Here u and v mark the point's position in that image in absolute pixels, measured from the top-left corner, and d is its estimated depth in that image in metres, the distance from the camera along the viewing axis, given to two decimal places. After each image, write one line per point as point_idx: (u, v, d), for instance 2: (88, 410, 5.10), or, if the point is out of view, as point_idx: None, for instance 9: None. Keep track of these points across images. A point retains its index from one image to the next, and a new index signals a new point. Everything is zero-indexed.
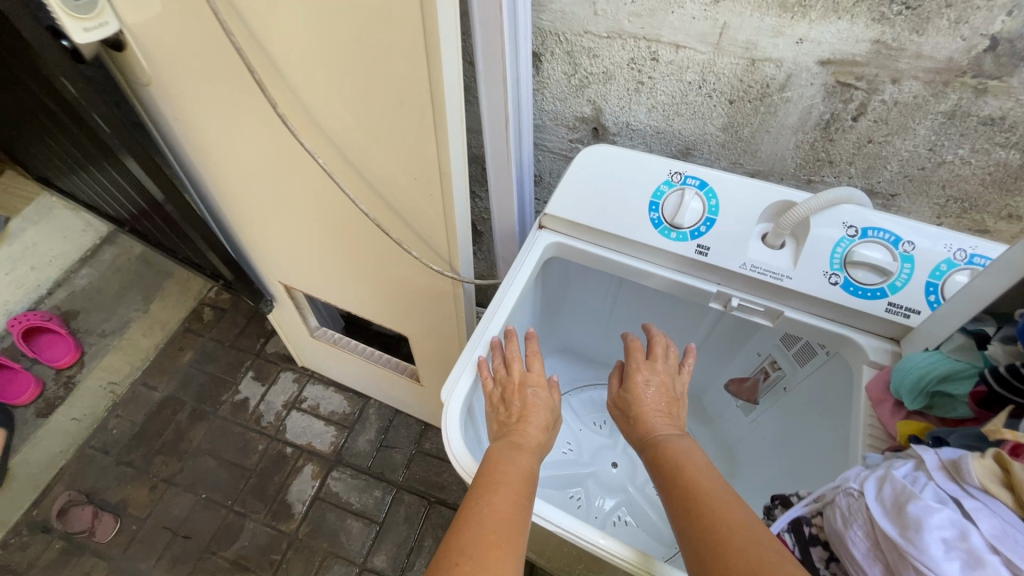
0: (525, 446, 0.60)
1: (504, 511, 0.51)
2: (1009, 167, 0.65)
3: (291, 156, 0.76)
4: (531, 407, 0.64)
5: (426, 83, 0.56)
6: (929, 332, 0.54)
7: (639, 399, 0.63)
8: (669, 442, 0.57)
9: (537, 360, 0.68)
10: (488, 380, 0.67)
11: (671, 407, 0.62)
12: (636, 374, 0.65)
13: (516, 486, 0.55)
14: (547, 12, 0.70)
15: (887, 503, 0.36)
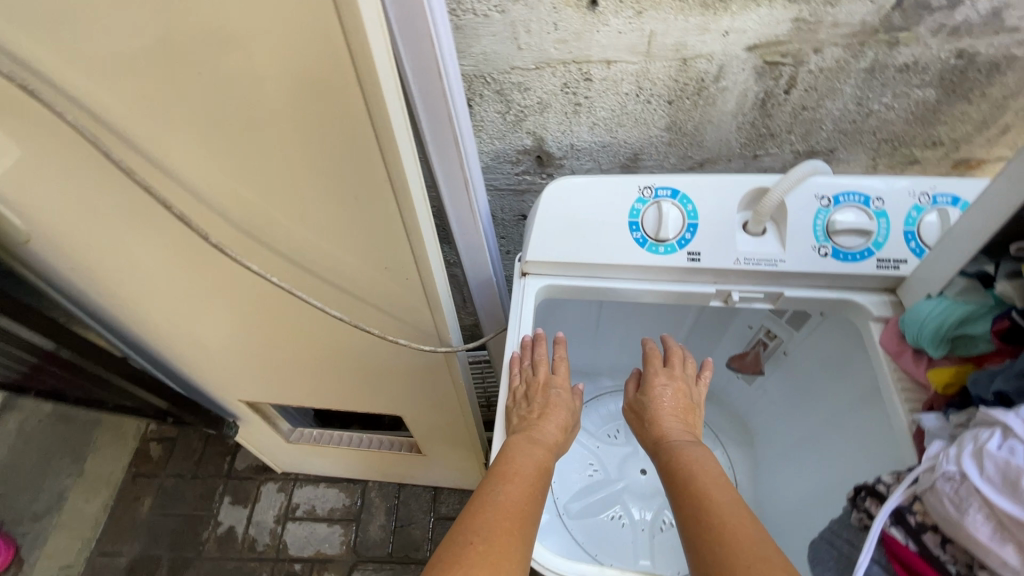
0: (544, 444, 0.61)
1: (519, 501, 0.54)
2: (928, 103, 0.69)
3: (230, 278, 0.67)
4: (554, 407, 0.64)
5: (382, 172, 0.50)
6: (925, 278, 0.57)
7: (656, 403, 0.65)
8: (682, 449, 0.59)
9: (563, 364, 0.68)
10: (514, 377, 0.66)
11: (688, 416, 0.64)
12: (654, 380, 0.67)
13: (530, 479, 0.57)
14: (467, 57, 0.66)
15: (1000, 480, 0.37)
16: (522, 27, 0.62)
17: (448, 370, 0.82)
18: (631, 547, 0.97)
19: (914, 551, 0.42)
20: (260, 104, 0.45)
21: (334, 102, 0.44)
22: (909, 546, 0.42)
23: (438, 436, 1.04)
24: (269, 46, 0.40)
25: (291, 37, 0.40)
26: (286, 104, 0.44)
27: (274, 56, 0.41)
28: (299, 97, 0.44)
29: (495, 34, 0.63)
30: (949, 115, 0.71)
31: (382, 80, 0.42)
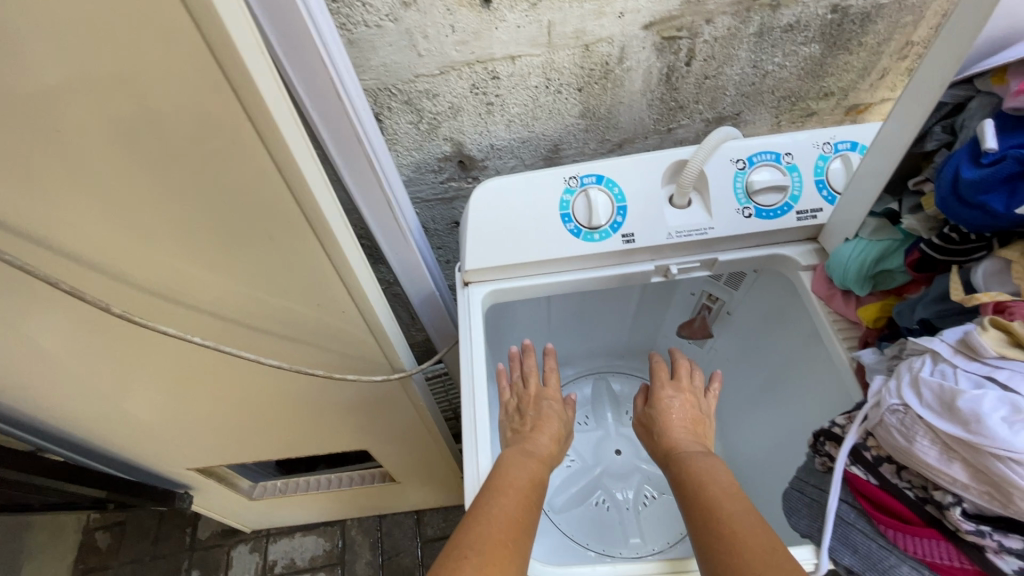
0: (538, 453, 0.64)
1: (514, 512, 0.53)
2: (815, 58, 0.73)
3: (146, 344, 0.61)
4: (545, 417, 0.69)
5: (294, 207, 0.47)
6: (841, 223, 0.60)
7: (665, 415, 0.66)
8: (695, 458, 0.59)
9: (553, 376, 0.74)
10: (505, 390, 0.75)
11: (698, 427, 0.65)
12: (662, 393, 0.68)
13: (524, 489, 0.56)
14: (368, 71, 0.63)
15: (937, 405, 0.39)
16: (418, 33, 0.60)
17: (406, 394, 0.79)
18: (620, 528, 0.99)
19: (876, 485, 0.44)
20: (140, 154, 0.40)
21: (224, 140, 0.40)
22: (870, 480, 0.44)
23: (410, 461, 1.01)
24: (136, 90, 0.36)
25: (160, 76, 0.36)
26: (170, 151, 0.40)
27: (144, 100, 0.37)
28: (184, 141, 0.40)
29: (392, 44, 0.61)
30: (835, 67, 0.75)
31: (274, 110, 0.39)
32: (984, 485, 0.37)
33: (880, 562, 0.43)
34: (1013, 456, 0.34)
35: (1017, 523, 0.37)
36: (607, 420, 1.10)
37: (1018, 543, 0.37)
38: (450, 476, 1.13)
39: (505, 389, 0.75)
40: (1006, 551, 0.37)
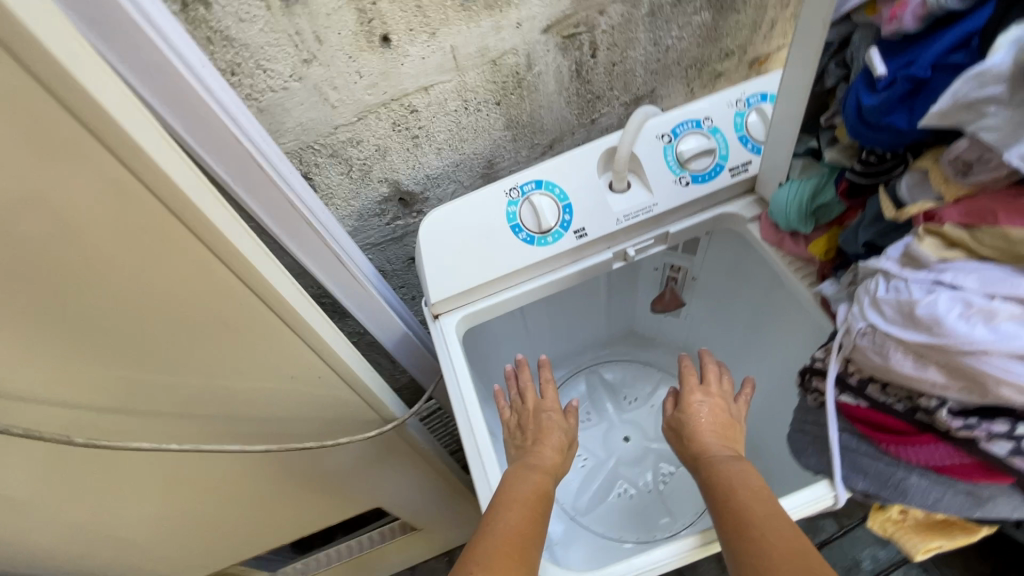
0: (542, 465, 0.64)
1: (520, 524, 0.52)
2: (708, 24, 0.77)
3: (121, 465, 0.57)
4: (545, 430, 0.69)
5: (241, 286, 0.45)
6: (772, 171, 0.63)
7: (694, 418, 0.65)
8: (726, 463, 0.57)
9: (551, 388, 0.74)
10: (502, 409, 0.74)
11: (727, 433, 0.63)
12: (691, 397, 0.67)
13: (529, 503, 0.55)
14: (285, 134, 0.63)
15: (899, 317, 0.41)
16: (327, 86, 0.60)
17: (405, 440, 0.77)
18: (645, 513, 0.99)
19: (867, 408, 0.46)
20: (64, 276, 0.38)
21: (152, 239, 0.39)
22: (860, 404, 0.46)
23: (427, 505, 0.99)
24: (44, 212, 0.35)
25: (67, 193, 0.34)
26: (97, 264, 0.38)
27: (53, 220, 0.35)
28: (107, 249, 0.38)
29: (303, 102, 0.61)
30: (728, 27, 0.79)
31: (195, 195, 0.38)
32: (961, 381, 0.39)
33: (891, 479, 0.45)
34: (978, 347, 0.36)
35: (1000, 408, 0.39)
36: (607, 411, 1.10)
37: (1004, 426, 0.38)
38: (471, 509, 1.11)
39: (504, 410, 0.74)
40: (997, 437, 0.39)
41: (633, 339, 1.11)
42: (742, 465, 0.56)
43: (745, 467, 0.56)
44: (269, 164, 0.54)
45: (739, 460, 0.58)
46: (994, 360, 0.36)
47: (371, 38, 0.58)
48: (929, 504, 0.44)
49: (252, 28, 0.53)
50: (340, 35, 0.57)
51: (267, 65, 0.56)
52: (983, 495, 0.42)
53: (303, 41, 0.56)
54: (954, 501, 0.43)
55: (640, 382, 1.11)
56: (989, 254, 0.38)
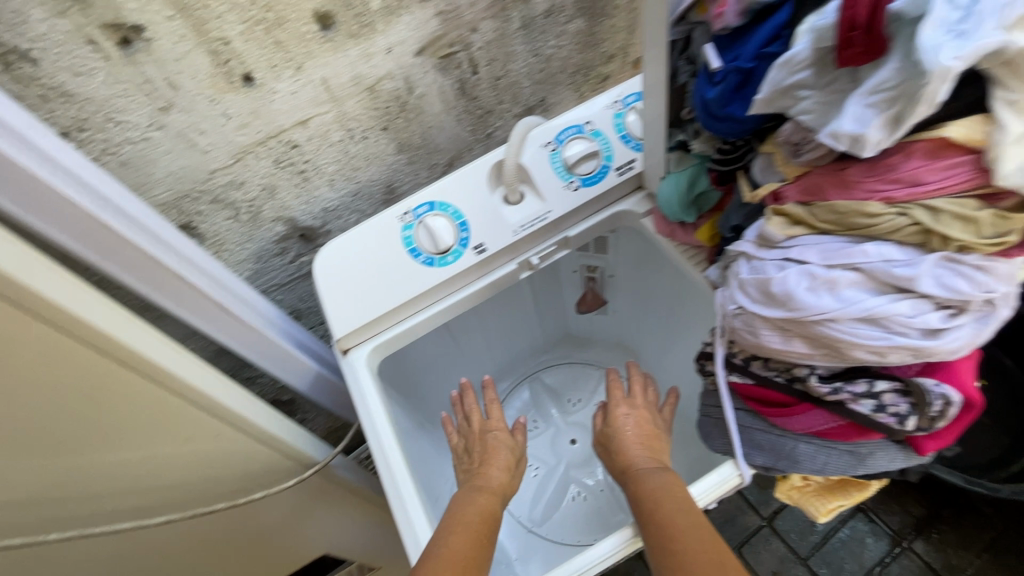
0: (488, 486, 0.64)
1: (463, 547, 0.52)
2: (584, 31, 0.79)
3: None
4: (493, 450, 0.69)
5: (97, 355, 0.43)
6: (653, 166, 0.65)
7: (620, 431, 0.65)
8: (651, 474, 0.56)
9: (495, 407, 0.74)
10: (452, 434, 0.74)
11: (652, 442, 0.63)
12: (618, 411, 0.68)
13: (474, 525, 0.56)
14: (157, 185, 0.60)
15: (762, 296, 0.43)
16: (192, 131, 0.58)
17: (335, 483, 0.74)
18: (600, 514, 0.97)
19: (753, 385, 0.47)
20: None
21: None
22: (748, 382, 0.48)
23: (380, 546, 0.95)
24: None
25: None
26: None
27: None
28: None
29: (170, 151, 0.58)
30: (604, 32, 0.82)
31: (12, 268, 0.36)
32: (822, 349, 0.41)
33: (784, 450, 0.47)
34: (828, 316, 0.39)
35: (859, 369, 0.42)
36: (553, 416, 1.08)
37: (864, 386, 0.42)
38: None
39: (453, 435, 0.74)
40: (860, 396, 0.42)
41: (569, 341, 1.11)
42: (668, 475, 0.56)
43: (671, 477, 0.55)
44: (128, 221, 0.52)
45: (665, 470, 0.57)
46: (844, 325, 0.39)
47: (231, 79, 0.57)
48: (819, 468, 0.46)
49: (92, 81, 0.50)
50: (196, 79, 0.55)
51: (119, 117, 0.53)
52: (863, 452, 0.44)
53: (155, 89, 0.53)
54: (839, 462, 0.45)
55: (581, 382, 1.10)
56: (826, 225, 0.40)
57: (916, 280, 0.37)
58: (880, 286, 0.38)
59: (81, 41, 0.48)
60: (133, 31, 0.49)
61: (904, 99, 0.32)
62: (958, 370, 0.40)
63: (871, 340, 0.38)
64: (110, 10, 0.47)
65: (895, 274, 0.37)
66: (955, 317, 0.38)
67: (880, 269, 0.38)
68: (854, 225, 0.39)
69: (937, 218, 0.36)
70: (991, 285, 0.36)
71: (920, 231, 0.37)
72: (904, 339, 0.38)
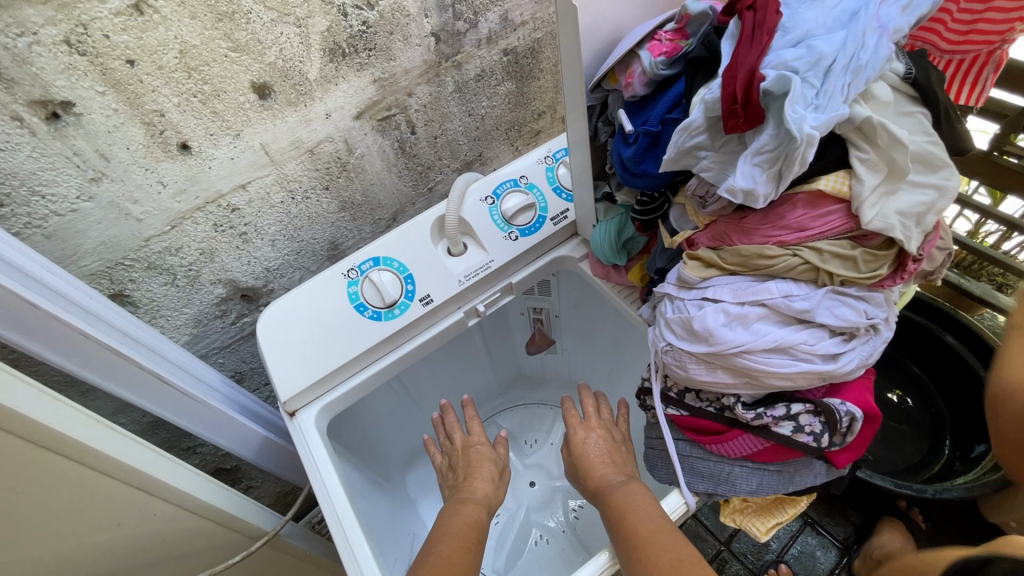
0: (474, 497, 0.64)
1: (453, 555, 0.54)
2: (514, 92, 0.85)
3: None
4: (476, 463, 0.69)
5: (19, 440, 0.40)
6: (585, 215, 0.70)
7: (584, 455, 0.63)
8: (616, 488, 0.56)
9: (476, 421, 0.74)
10: (436, 452, 0.75)
11: (615, 458, 0.62)
12: (576, 437, 0.65)
13: (461, 532, 0.57)
14: (86, 256, 0.58)
15: (686, 333, 0.46)
16: (125, 201, 0.57)
17: (286, 553, 0.70)
18: (564, 557, 0.96)
19: (689, 416, 0.51)
20: None
21: None
22: (684, 414, 0.51)
23: None
24: None
25: None
26: None
27: None
28: None
29: (101, 220, 0.57)
30: (532, 92, 0.88)
31: None
32: (743, 378, 0.45)
33: (722, 475, 0.50)
34: (743, 349, 0.43)
35: (778, 395, 0.46)
36: (511, 460, 1.08)
37: (782, 409, 0.46)
38: None
39: (437, 454, 0.75)
40: (780, 419, 0.46)
41: (523, 382, 1.13)
42: (632, 484, 0.56)
43: (634, 487, 0.55)
44: (55, 296, 0.50)
45: (630, 481, 0.57)
46: (758, 355, 0.43)
47: (167, 147, 0.57)
48: (754, 489, 0.49)
49: (17, 155, 0.49)
50: (129, 149, 0.55)
51: (44, 190, 0.52)
52: (789, 470, 0.49)
53: (85, 161, 0.53)
54: (770, 482, 0.49)
55: (536, 422, 1.11)
56: (735, 266, 0.45)
57: (813, 311, 0.42)
58: (783, 319, 0.43)
59: (6, 118, 0.47)
60: (62, 107, 0.49)
61: (782, 160, 0.38)
62: (857, 388, 0.46)
63: (782, 368, 0.43)
64: (38, 87, 0.47)
65: (795, 308, 0.42)
66: (847, 341, 0.43)
67: (781, 304, 0.43)
68: (758, 266, 0.44)
69: (822, 257, 0.41)
70: (872, 311, 0.42)
71: (811, 269, 0.42)
72: (809, 365, 0.42)
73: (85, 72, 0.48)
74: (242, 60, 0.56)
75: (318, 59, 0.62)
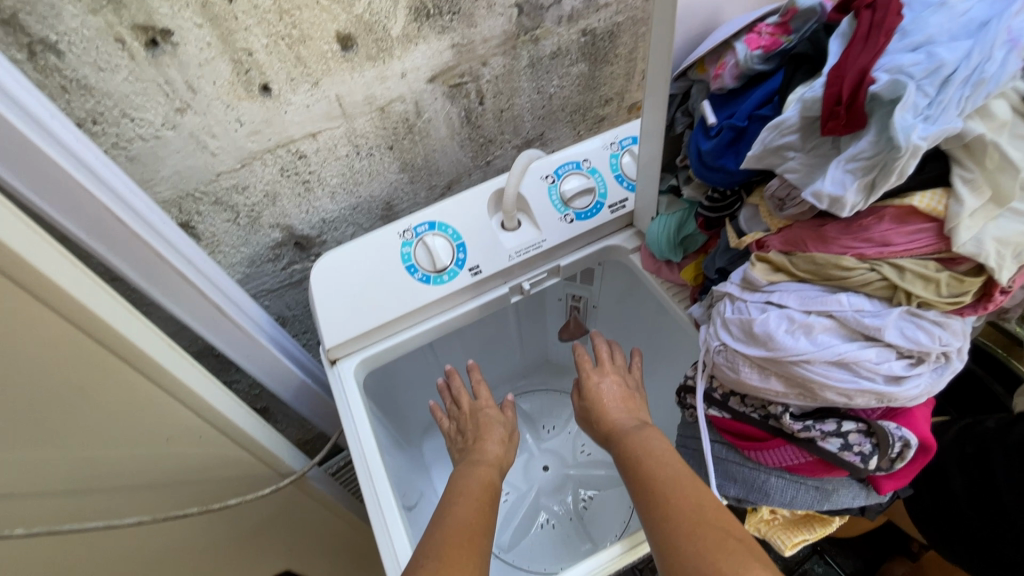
0: (486, 458, 0.65)
1: (469, 516, 0.53)
2: (586, 74, 0.84)
3: None
4: (485, 426, 0.70)
5: (96, 345, 0.42)
6: (645, 207, 0.69)
7: (597, 398, 0.64)
8: (632, 433, 0.56)
9: (483, 386, 0.75)
10: (444, 420, 0.75)
11: (629, 404, 0.63)
12: (590, 381, 0.66)
13: (477, 494, 0.57)
14: (161, 183, 0.60)
15: (743, 335, 0.46)
16: (204, 134, 0.59)
17: (307, 495, 0.72)
18: (568, 543, 0.96)
19: (730, 418, 0.50)
20: None
21: None
22: (725, 416, 0.51)
23: (348, 563, 0.91)
24: None
25: None
26: None
27: None
28: None
29: (180, 150, 0.59)
30: (603, 78, 0.87)
31: (27, 252, 0.36)
32: (796, 388, 0.44)
33: (756, 482, 0.49)
34: (804, 358, 0.42)
35: (829, 410, 0.45)
36: (527, 442, 1.08)
37: (832, 425, 0.45)
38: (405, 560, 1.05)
39: (444, 420, 0.75)
40: (828, 435, 0.45)
41: (548, 368, 1.12)
42: (648, 430, 0.56)
43: (652, 432, 0.55)
44: (133, 214, 0.52)
45: (645, 427, 0.57)
46: (818, 367, 0.42)
47: (250, 87, 0.58)
48: (788, 501, 0.49)
49: (114, 77, 0.51)
50: (215, 84, 0.56)
51: (134, 114, 0.54)
52: (828, 488, 0.48)
53: (175, 91, 0.54)
54: (806, 496, 0.48)
55: (557, 409, 1.11)
56: (805, 274, 0.44)
57: (883, 329, 0.40)
58: (850, 333, 0.42)
59: (109, 39, 0.49)
60: (162, 34, 0.51)
61: (878, 169, 0.37)
62: (915, 417, 0.44)
63: (840, 382, 0.42)
64: (143, 12, 0.49)
65: (863, 325, 0.41)
66: (914, 366, 0.42)
67: (851, 318, 0.42)
68: (831, 276, 0.42)
69: (903, 276, 0.40)
70: (946, 338, 0.41)
71: (888, 286, 0.41)
72: (870, 384, 0.41)
73: (187, 3, 0.50)
74: (332, 9, 0.57)
75: (403, 17, 0.62)
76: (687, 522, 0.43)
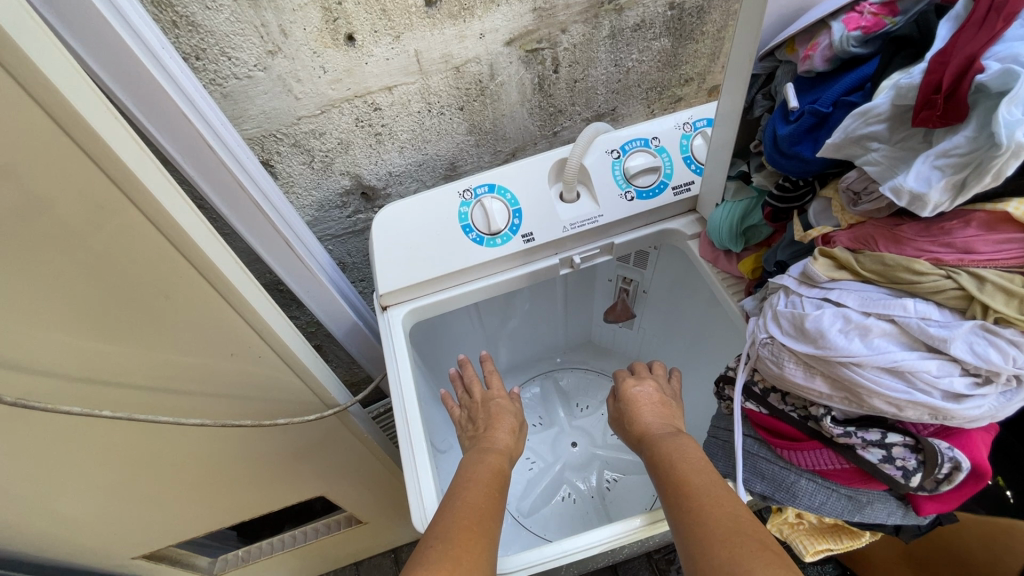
0: (496, 447, 0.65)
1: (479, 501, 0.53)
2: (668, 50, 0.81)
3: (56, 448, 0.55)
4: (496, 416, 0.71)
5: (187, 264, 0.47)
6: (710, 192, 0.67)
7: (633, 401, 0.65)
8: (665, 440, 0.56)
9: (495, 377, 0.77)
10: (455, 408, 0.76)
11: (665, 410, 0.63)
12: (627, 386, 0.67)
13: (488, 479, 0.57)
14: (248, 121, 0.65)
15: (794, 330, 0.45)
16: (291, 78, 0.62)
17: (347, 429, 0.77)
18: (585, 519, 0.98)
19: (768, 415, 0.49)
20: (17, 248, 0.39)
21: (87, 208, 0.39)
22: (762, 411, 0.49)
23: (374, 499, 0.97)
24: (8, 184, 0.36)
25: (27, 166, 0.36)
26: (28, 229, 0.38)
27: (15, 187, 0.36)
28: (62, 222, 0.39)
29: (267, 91, 0.63)
30: (685, 56, 0.83)
31: (136, 167, 0.39)
32: (842, 392, 0.43)
33: (785, 482, 0.48)
34: (855, 360, 0.40)
35: (874, 419, 0.43)
36: (559, 416, 1.09)
37: (877, 435, 0.43)
38: None
39: (455, 408, 0.76)
40: (870, 444, 0.43)
41: (589, 348, 1.12)
42: (683, 438, 0.55)
43: (685, 440, 0.55)
44: (222, 144, 0.57)
45: (680, 435, 0.56)
46: (868, 372, 0.40)
47: (336, 36, 0.61)
48: (816, 506, 0.47)
49: (218, 16, 0.55)
50: (305, 31, 0.59)
51: (231, 53, 0.58)
52: (861, 499, 0.46)
53: (269, 33, 0.58)
54: (836, 504, 0.47)
55: (593, 389, 1.11)
56: (870, 275, 0.42)
57: (949, 341, 0.38)
58: (911, 342, 0.40)
59: None
60: None
61: (972, 167, 0.34)
62: (973, 440, 0.41)
63: (892, 392, 0.39)
64: None
65: (928, 334, 0.38)
66: (980, 386, 0.38)
67: (915, 326, 0.39)
68: (899, 279, 0.40)
69: (982, 287, 0.37)
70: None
71: (963, 296, 0.38)
72: (925, 398, 0.38)
73: None
74: None
75: None
76: (724, 532, 0.41)
